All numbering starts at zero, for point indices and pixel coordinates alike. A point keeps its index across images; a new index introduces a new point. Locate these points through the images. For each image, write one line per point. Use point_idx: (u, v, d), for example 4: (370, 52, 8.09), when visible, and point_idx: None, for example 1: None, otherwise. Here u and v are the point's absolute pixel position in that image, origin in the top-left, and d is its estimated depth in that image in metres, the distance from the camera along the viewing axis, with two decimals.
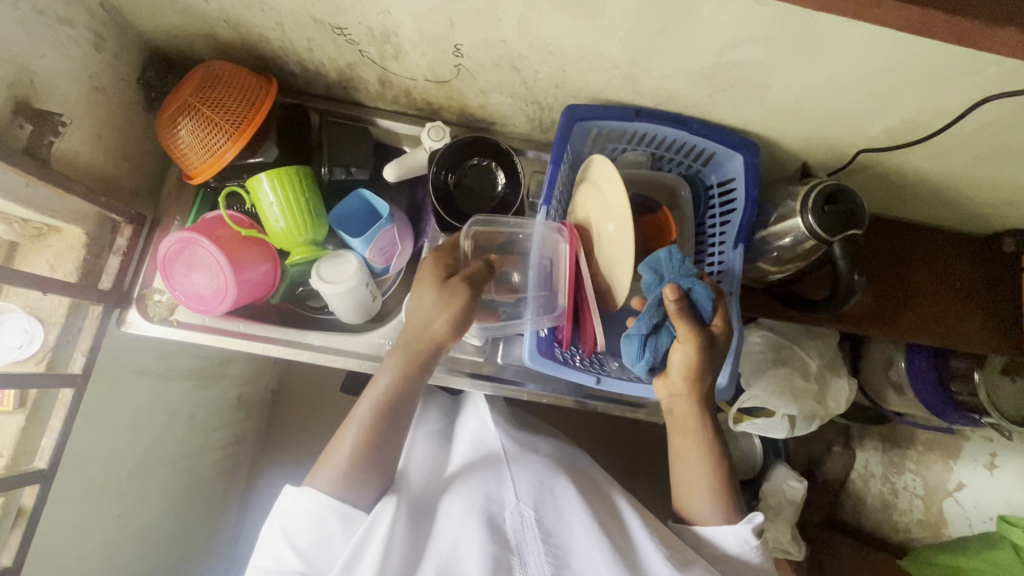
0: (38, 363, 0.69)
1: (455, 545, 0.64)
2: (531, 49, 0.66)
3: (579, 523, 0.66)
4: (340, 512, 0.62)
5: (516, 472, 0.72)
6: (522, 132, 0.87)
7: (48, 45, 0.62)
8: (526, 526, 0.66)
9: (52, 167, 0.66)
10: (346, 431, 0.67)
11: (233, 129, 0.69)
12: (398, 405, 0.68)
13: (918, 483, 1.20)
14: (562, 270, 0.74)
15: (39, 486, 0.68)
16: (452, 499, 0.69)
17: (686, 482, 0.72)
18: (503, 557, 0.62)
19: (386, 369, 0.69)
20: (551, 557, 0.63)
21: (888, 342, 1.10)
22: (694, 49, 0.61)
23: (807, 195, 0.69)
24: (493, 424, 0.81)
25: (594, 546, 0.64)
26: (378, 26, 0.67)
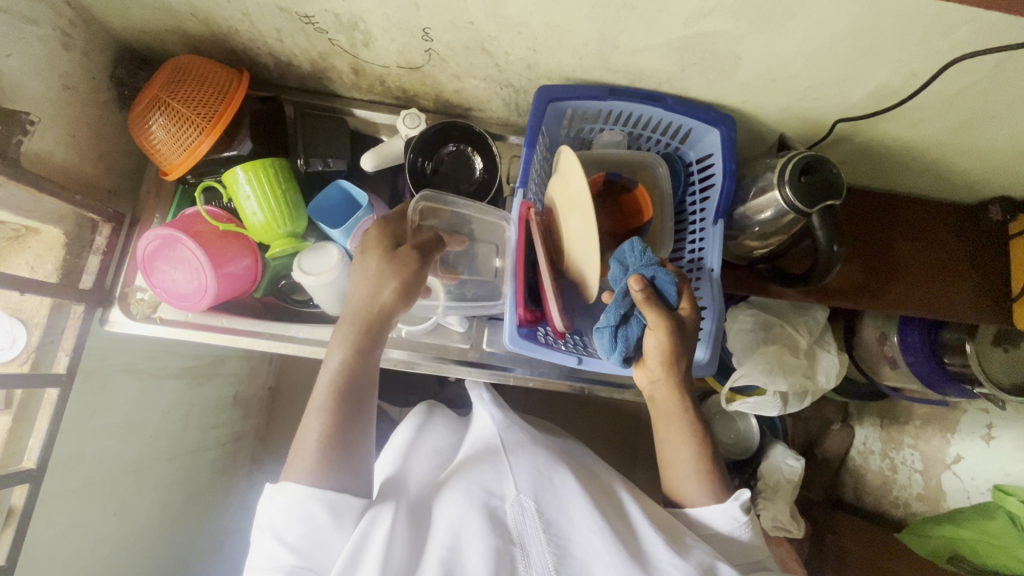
0: (22, 364, 0.70)
1: (456, 537, 0.63)
2: (499, 29, 0.66)
3: (580, 512, 0.66)
4: (323, 500, 0.60)
5: (515, 465, 0.72)
6: (499, 117, 0.87)
7: (14, 45, 0.62)
8: (527, 517, 0.66)
9: (22, 167, 0.65)
10: (309, 417, 0.64)
11: (205, 121, 0.69)
12: (355, 381, 0.66)
13: (917, 457, 1.19)
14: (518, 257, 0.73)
15: (29, 485, 0.68)
16: (450, 492, 0.69)
17: (672, 464, 0.72)
18: (506, 548, 0.62)
19: (335, 346, 0.67)
20: (552, 546, 0.62)
21: (881, 317, 1.09)
22: (662, 21, 0.60)
23: (783, 168, 0.69)
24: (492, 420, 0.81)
25: (595, 533, 0.63)
26: (345, 12, 0.66)
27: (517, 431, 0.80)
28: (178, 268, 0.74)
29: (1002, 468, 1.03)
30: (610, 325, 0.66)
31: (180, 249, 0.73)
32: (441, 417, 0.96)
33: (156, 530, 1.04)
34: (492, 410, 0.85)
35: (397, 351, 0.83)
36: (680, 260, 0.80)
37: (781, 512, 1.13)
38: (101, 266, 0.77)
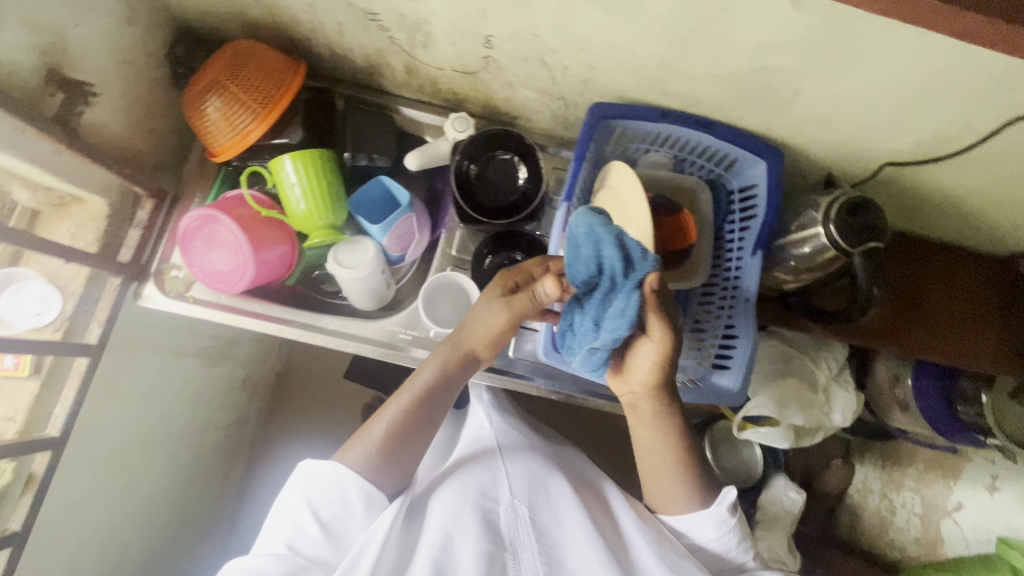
0: (55, 331, 0.70)
1: (448, 537, 0.65)
2: (562, 44, 0.66)
3: (573, 520, 0.68)
4: (365, 490, 0.63)
5: (511, 469, 0.73)
6: (545, 128, 0.87)
7: (82, 15, 0.62)
8: (520, 523, 0.67)
9: (80, 136, 0.66)
10: (381, 415, 0.68)
11: (262, 108, 0.70)
12: (433, 405, 0.69)
13: (917, 501, 1.19)
14: None
15: (51, 452, 0.68)
16: (444, 492, 0.70)
17: (648, 465, 0.72)
18: (498, 555, 0.64)
19: (427, 367, 0.70)
20: (544, 557, 0.65)
21: (895, 359, 1.10)
22: (727, 52, 0.61)
23: (829, 205, 0.69)
24: (490, 423, 0.82)
25: (589, 545, 0.65)
26: (411, 13, 0.67)
27: (514, 433, 0.81)
28: (220, 248, 0.74)
29: (1006, 521, 1.02)
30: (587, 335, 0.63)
31: (218, 229, 0.73)
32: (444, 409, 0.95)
33: (159, 506, 1.04)
34: (491, 411, 0.84)
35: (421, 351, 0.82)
36: (713, 287, 0.81)
37: (778, 545, 1.11)
38: (140, 241, 0.77)
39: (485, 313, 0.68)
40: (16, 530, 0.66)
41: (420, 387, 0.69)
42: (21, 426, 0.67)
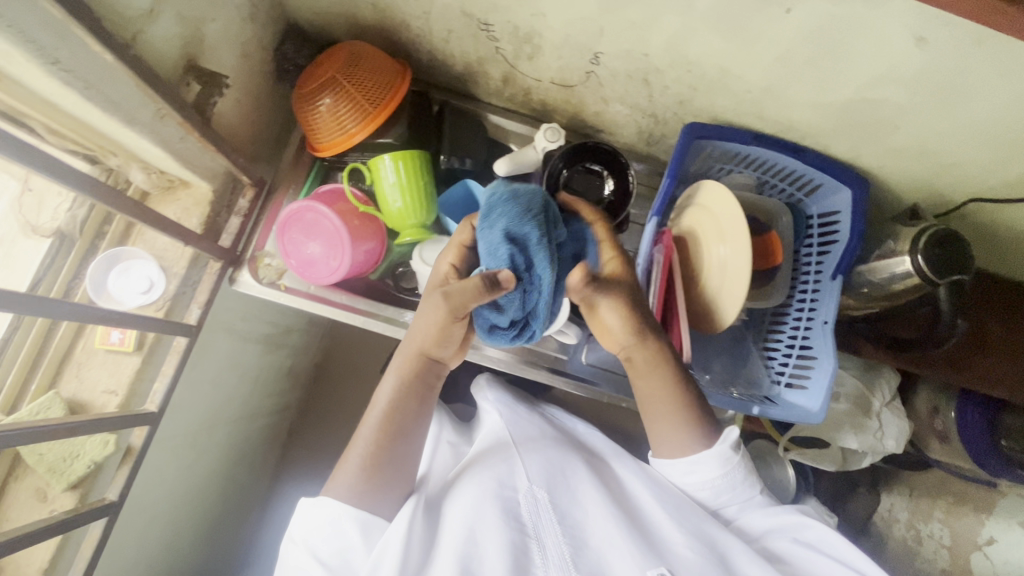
0: (157, 310, 0.72)
1: (472, 529, 0.64)
2: (670, 64, 0.68)
3: (592, 506, 0.68)
4: (358, 518, 0.63)
5: (526, 459, 0.73)
6: (626, 142, 0.89)
7: (219, 10, 0.65)
8: (541, 507, 0.67)
9: (212, 127, 0.69)
10: (358, 435, 0.68)
11: (373, 108, 0.72)
12: (403, 414, 0.69)
13: (945, 533, 1.17)
14: (654, 284, 0.73)
15: (148, 427, 0.70)
16: (463, 486, 0.70)
17: (655, 410, 0.71)
18: (521, 542, 0.63)
19: (388, 380, 0.71)
20: (567, 538, 0.64)
21: (936, 391, 1.10)
22: (837, 83, 0.63)
23: (918, 236, 0.71)
24: (503, 416, 0.82)
25: (610, 522, 0.66)
26: (525, 26, 0.69)
27: (527, 425, 0.81)
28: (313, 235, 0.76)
29: None
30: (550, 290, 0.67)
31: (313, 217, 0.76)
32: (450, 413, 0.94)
33: (211, 486, 1.06)
34: (501, 404, 0.86)
35: (492, 350, 0.88)
36: (787, 307, 0.83)
37: None
38: (240, 228, 0.79)
39: (424, 318, 0.68)
40: (113, 498, 0.68)
41: (381, 402, 0.70)
42: (122, 400, 0.70)
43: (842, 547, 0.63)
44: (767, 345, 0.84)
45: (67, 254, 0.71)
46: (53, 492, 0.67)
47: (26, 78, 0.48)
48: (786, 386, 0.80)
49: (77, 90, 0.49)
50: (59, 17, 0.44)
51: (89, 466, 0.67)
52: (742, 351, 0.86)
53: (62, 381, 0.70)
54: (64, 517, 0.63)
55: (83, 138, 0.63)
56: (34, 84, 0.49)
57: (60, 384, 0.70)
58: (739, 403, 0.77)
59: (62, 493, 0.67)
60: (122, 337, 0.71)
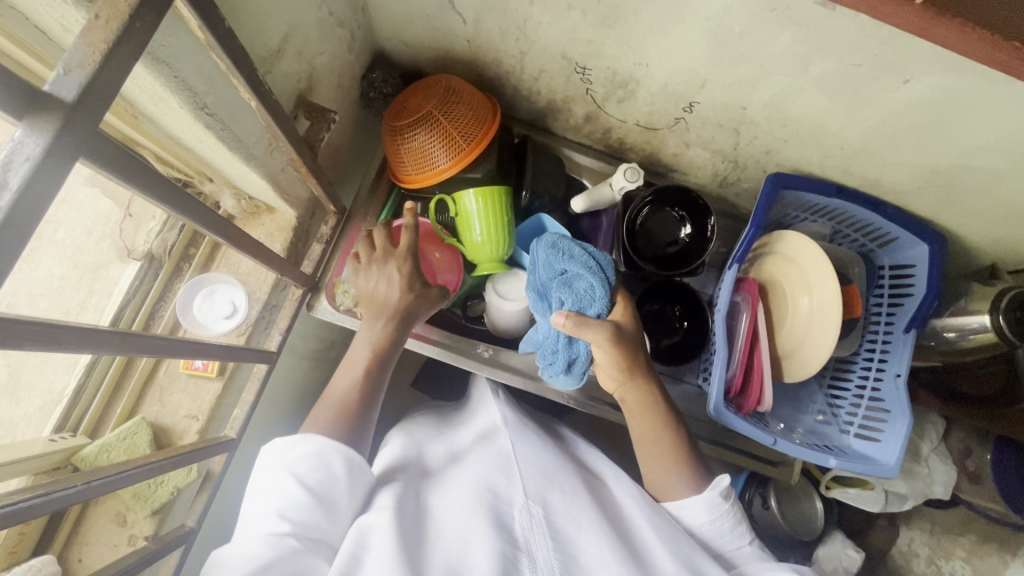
0: (239, 335, 0.72)
1: (463, 542, 0.58)
2: (766, 118, 0.69)
3: (588, 518, 0.62)
4: (344, 451, 0.61)
5: (525, 469, 0.67)
6: (698, 183, 0.90)
7: (328, 44, 0.65)
8: (535, 525, 0.61)
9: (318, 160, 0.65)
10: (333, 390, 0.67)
11: (469, 144, 0.72)
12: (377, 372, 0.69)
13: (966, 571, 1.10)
14: (738, 340, 0.74)
15: (226, 454, 0.70)
16: (455, 491, 0.65)
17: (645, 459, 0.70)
18: (512, 553, 0.57)
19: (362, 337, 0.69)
20: (560, 555, 0.58)
21: (970, 433, 1.09)
22: (937, 148, 0.64)
23: (998, 296, 0.72)
24: (504, 417, 0.78)
25: (602, 540, 0.59)
26: (624, 73, 0.70)
27: (527, 431, 0.77)
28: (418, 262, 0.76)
29: None
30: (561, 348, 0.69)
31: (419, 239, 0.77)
32: (439, 411, 0.90)
33: None
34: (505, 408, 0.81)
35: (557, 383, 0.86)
36: (855, 356, 0.83)
37: None
38: (321, 254, 0.78)
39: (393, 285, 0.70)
40: (192, 525, 0.68)
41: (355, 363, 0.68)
42: (202, 425, 0.69)
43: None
44: (833, 392, 0.85)
45: (154, 277, 0.71)
46: (135, 516, 0.67)
47: (165, 118, 0.48)
48: (857, 435, 0.80)
49: (214, 132, 0.49)
50: (214, 63, 0.44)
51: (172, 493, 0.68)
52: (806, 395, 0.87)
53: (145, 405, 0.70)
54: (151, 545, 0.63)
55: (187, 166, 0.63)
56: (170, 122, 0.49)
57: (143, 408, 0.70)
58: (818, 454, 0.75)
59: (142, 519, 0.67)
60: (204, 361, 0.71)
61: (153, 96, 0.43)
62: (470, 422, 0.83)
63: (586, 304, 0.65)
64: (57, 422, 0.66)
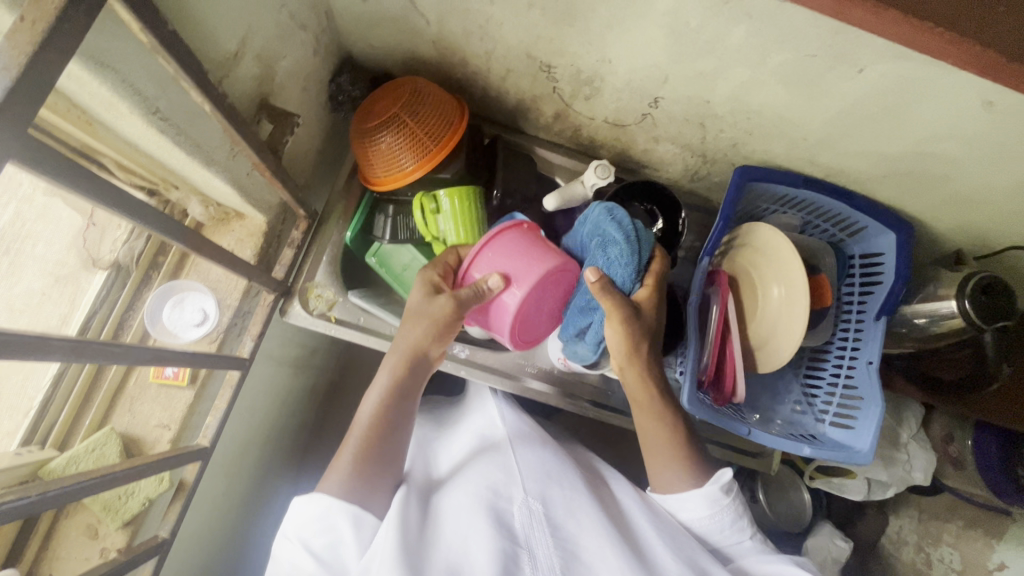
0: (211, 342, 0.71)
1: (464, 544, 0.60)
2: (730, 111, 0.70)
3: (587, 514, 0.64)
4: (350, 513, 0.61)
5: (523, 467, 0.70)
6: (670, 178, 0.90)
7: (290, 48, 0.65)
8: (535, 521, 0.63)
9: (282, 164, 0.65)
10: (350, 437, 0.67)
11: (435, 145, 0.73)
12: (394, 417, 0.69)
13: (956, 557, 1.09)
14: (710, 328, 0.75)
15: (200, 462, 0.69)
16: (459, 493, 0.67)
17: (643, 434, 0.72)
18: (513, 551, 0.59)
19: (372, 394, 0.70)
20: (561, 549, 0.60)
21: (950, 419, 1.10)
22: (896, 137, 0.64)
23: (965, 279, 0.73)
24: (503, 419, 0.81)
25: (602, 537, 0.61)
26: (588, 70, 0.70)
27: (526, 429, 0.80)
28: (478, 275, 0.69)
29: None
30: (576, 312, 0.71)
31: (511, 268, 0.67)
32: (439, 416, 0.93)
33: (238, 513, 1.03)
34: (502, 408, 0.85)
35: (537, 382, 0.87)
36: (829, 345, 0.84)
37: None
38: (292, 259, 0.78)
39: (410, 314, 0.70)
40: (165, 535, 0.67)
41: (362, 418, 0.68)
42: (175, 434, 0.69)
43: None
44: (809, 382, 0.85)
45: (121, 287, 0.71)
46: (106, 529, 0.66)
47: (118, 124, 0.48)
48: (834, 423, 0.80)
49: (170, 137, 0.49)
50: (164, 69, 0.44)
51: (143, 504, 0.67)
52: (784, 386, 0.87)
53: (115, 416, 0.69)
54: (121, 557, 0.62)
55: (150, 173, 0.62)
56: (125, 129, 0.48)
57: (113, 418, 0.69)
58: (792, 441, 0.75)
59: (114, 531, 0.66)
60: (176, 370, 0.70)
61: (103, 102, 0.43)
62: (467, 422, 0.86)
63: (614, 272, 0.66)
64: (24, 436, 0.65)
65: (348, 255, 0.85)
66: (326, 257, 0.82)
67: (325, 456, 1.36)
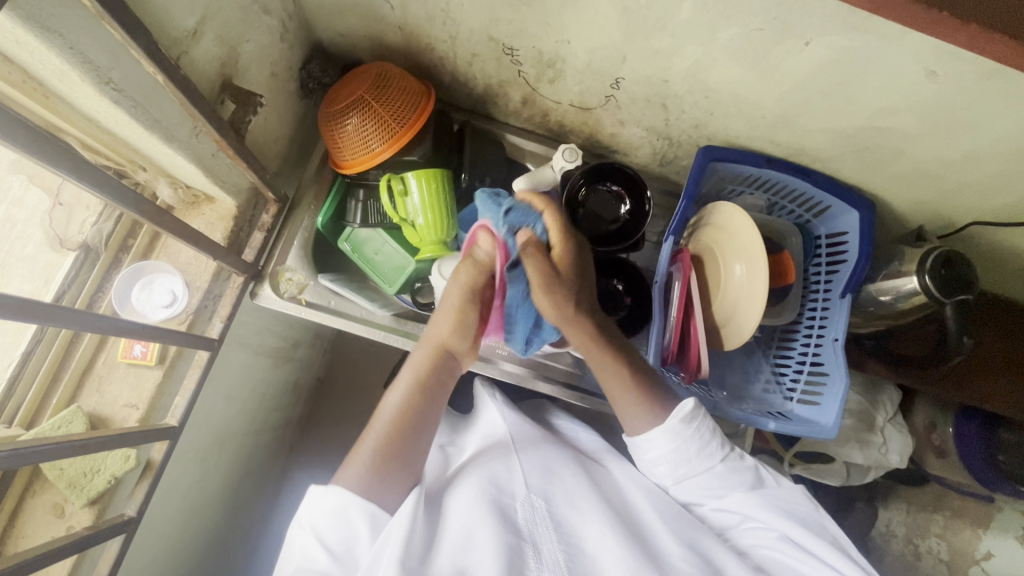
0: (180, 323, 0.72)
1: (468, 536, 0.62)
2: (689, 91, 0.71)
3: (589, 508, 0.67)
4: (368, 508, 0.61)
5: (525, 463, 0.72)
6: (640, 163, 0.92)
7: (255, 31, 0.67)
8: (538, 516, 0.66)
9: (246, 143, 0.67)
10: (374, 425, 0.66)
11: (400, 127, 0.74)
12: (420, 408, 0.68)
13: (944, 547, 1.10)
14: (673, 304, 0.76)
15: (168, 442, 0.70)
16: (463, 489, 0.69)
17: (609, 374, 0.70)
18: (518, 545, 0.61)
19: (399, 388, 0.69)
20: (564, 544, 0.63)
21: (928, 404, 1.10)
22: (848, 111, 0.66)
23: (924, 256, 0.73)
24: (504, 418, 0.82)
25: (605, 531, 0.63)
26: (549, 52, 0.72)
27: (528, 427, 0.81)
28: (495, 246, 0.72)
29: None
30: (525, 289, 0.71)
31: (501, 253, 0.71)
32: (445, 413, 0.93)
33: (219, 504, 1.03)
34: (504, 408, 0.84)
35: (510, 365, 0.86)
36: (797, 325, 0.85)
37: None
38: (262, 242, 0.78)
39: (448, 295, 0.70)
40: (131, 514, 0.67)
41: (388, 408, 0.67)
42: (142, 413, 0.69)
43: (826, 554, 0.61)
44: (778, 361, 0.86)
45: (91, 267, 0.72)
46: (72, 507, 0.66)
47: (74, 95, 0.49)
48: (800, 401, 0.81)
49: (125, 109, 0.50)
50: (114, 38, 0.46)
51: (109, 482, 0.67)
52: (754, 366, 0.88)
53: (83, 395, 0.69)
54: (84, 533, 0.62)
55: (114, 153, 0.63)
56: (81, 100, 0.50)
57: (81, 398, 0.69)
58: (756, 417, 0.76)
59: (80, 509, 0.66)
60: (144, 350, 0.71)
61: (54, 70, 0.44)
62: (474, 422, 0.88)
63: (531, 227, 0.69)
64: None
65: (321, 240, 0.86)
66: (297, 242, 0.83)
67: (311, 452, 1.36)
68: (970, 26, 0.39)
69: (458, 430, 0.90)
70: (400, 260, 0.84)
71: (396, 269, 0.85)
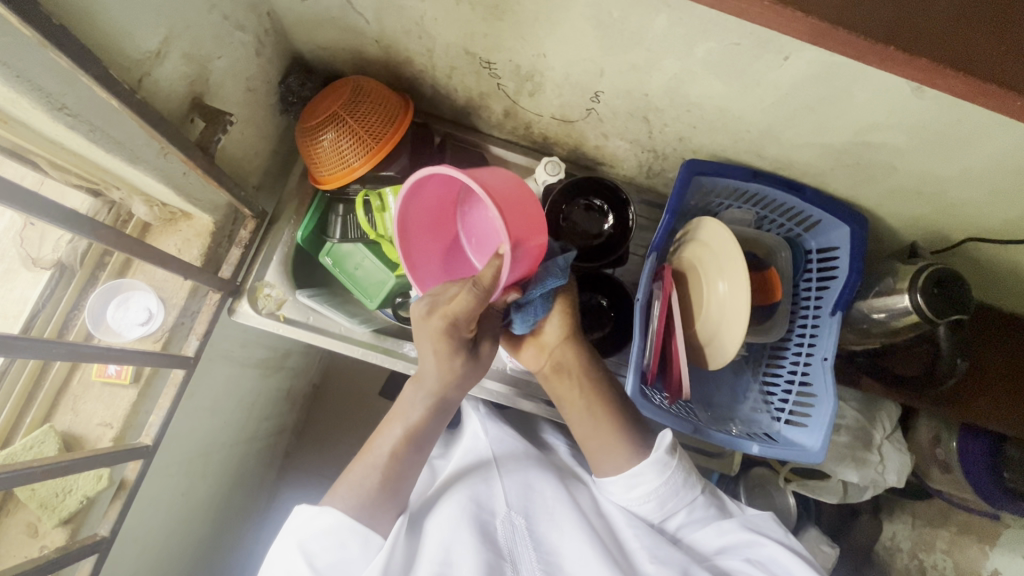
0: (156, 341, 0.71)
1: (448, 553, 0.61)
2: (670, 104, 0.69)
3: (569, 524, 0.64)
4: (359, 531, 0.59)
5: (507, 479, 0.70)
6: (627, 175, 0.89)
7: (226, 47, 0.66)
8: (518, 534, 0.65)
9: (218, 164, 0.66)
10: (369, 457, 0.65)
11: (376, 143, 0.73)
12: (420, 444, 0.67)
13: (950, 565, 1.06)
14: (654, 323, 0.74)
15: (142, 461, 0.69)
16: (442, 506, 0.67)
17: (592, 434, 0.70)
18: (497, 565, 0.61)
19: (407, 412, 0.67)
20: (543, 562, 0.62)
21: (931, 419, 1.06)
22: (834, 126, 0.63)
23: (916, 275, 0.71)
24: (485, 432, 0.78)
25: (586, 546, 0.61)
26: (527, 65, 0.70)
27: (511, 441, 0.78)
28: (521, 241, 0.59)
29: None
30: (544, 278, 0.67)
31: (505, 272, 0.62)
32: None
33: (206, 517, 1.02)
34: (486, 421, 0.81)
35: (492, 383, 0.83)
36: (786, 342, 0.83)
37: None
38: (240, 259, 0.78)
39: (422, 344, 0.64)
40: (104, 533, 0.67)
41: (391, 438, 0.66)
42: (116, 432, 0.69)
43: (793, 567, 0.58)
44: (766, 380, 0.84)
45: (67, 286, 0.72)
46: (46, 526, 0.67)
47: (31, 121, 0.49)
48: (788, 422, 0.79)
49: (82, 133, 0.50)
50: (62, 64, 0.45)
51: (81, 501, 0.67)
52: (742, 385, 0.86)
53: (58, 414, 0.70)
54: (56, 553, 0.62)
55: (86, 174, 0.63)
56: (39, 126, 0.50)
57: (56, 416, 0.70)
58: (741, 440, 0.74)
59: (54, 528, 0.67)
60: (119, 369, 0.71)
61: (5, 97, 0.44)
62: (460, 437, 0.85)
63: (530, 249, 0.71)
64: None
65: (302, 254, 0.85)
66: (277, 256, 0.82)
67: (305, 462, 1.34)
68: (916, 59, 0.38)
69: (445, 442, 0.88)
70: (380, 274, 0.82)
71: (377, 283, 0.83)
